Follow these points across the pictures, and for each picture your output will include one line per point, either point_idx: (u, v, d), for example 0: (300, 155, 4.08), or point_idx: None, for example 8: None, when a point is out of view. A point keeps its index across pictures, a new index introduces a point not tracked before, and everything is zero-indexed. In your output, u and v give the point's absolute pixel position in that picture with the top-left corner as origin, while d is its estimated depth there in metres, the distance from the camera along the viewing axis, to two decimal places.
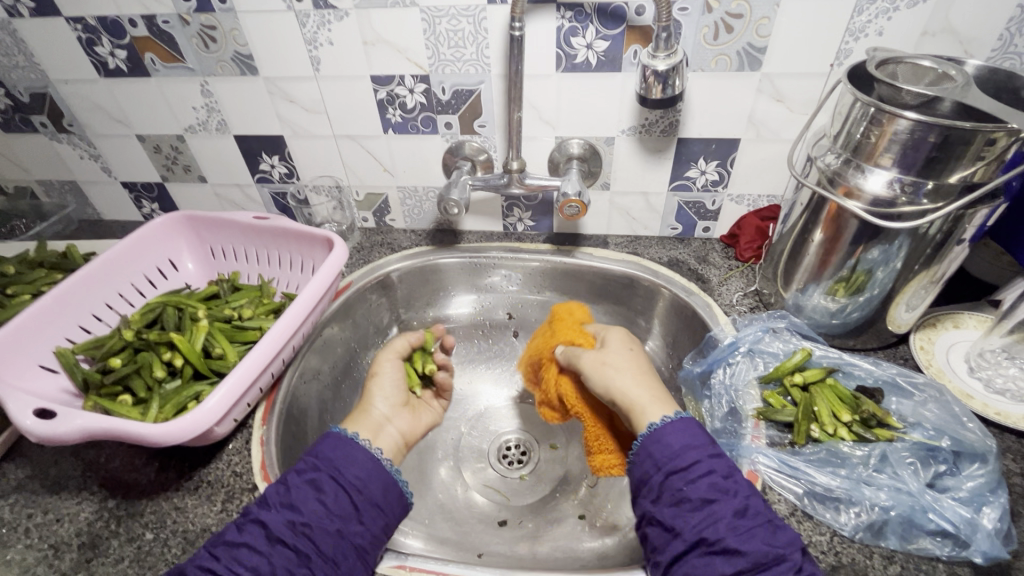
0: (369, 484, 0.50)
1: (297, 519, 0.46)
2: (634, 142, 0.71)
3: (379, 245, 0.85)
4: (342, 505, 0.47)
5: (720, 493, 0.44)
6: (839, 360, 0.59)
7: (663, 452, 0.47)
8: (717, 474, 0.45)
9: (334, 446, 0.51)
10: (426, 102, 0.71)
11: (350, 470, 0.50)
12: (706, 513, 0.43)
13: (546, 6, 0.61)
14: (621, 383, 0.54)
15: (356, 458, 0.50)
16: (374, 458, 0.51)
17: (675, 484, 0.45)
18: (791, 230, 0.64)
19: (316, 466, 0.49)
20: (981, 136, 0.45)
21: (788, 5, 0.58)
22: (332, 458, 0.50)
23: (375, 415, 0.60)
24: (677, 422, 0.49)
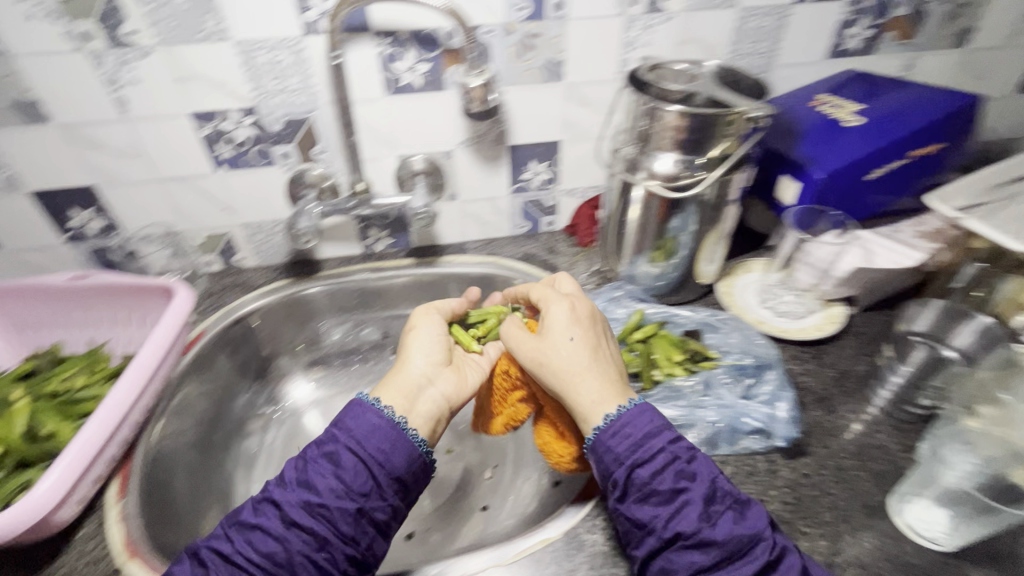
0: (393, 454, 0.49)
1: (312, 500, 0.46)
2: (471, 153, 0.77)
3: (230, 287, 0.81)
4: (359, 480, 0.47)
5: (689, 482, 0.45)
6: (667, 313, 0.71)
7: (623, 446, 0.47)
8: (682, 460, 0.46)
9: (358, 417, 0.50)
10: (258, 134, 0.70)
11: (375, 442, 0.48)
12: (678, 505, 0.44)
13: (362, 34, 0.64)
14: (563, 377, 0.51)
15: (376, 428, 0.49)
16: (393, 423, 0.50)
17: (642, 480, 0.46)
18: (612, 214, 0.74)
19: (337, 437, 0.49)
20: (722, 117, 0.59)
21: (573, 25, 0.68)
22: (357, 437, 0.49)
23: (415, 375, 0.56)
24: (633, 411, 0.48)
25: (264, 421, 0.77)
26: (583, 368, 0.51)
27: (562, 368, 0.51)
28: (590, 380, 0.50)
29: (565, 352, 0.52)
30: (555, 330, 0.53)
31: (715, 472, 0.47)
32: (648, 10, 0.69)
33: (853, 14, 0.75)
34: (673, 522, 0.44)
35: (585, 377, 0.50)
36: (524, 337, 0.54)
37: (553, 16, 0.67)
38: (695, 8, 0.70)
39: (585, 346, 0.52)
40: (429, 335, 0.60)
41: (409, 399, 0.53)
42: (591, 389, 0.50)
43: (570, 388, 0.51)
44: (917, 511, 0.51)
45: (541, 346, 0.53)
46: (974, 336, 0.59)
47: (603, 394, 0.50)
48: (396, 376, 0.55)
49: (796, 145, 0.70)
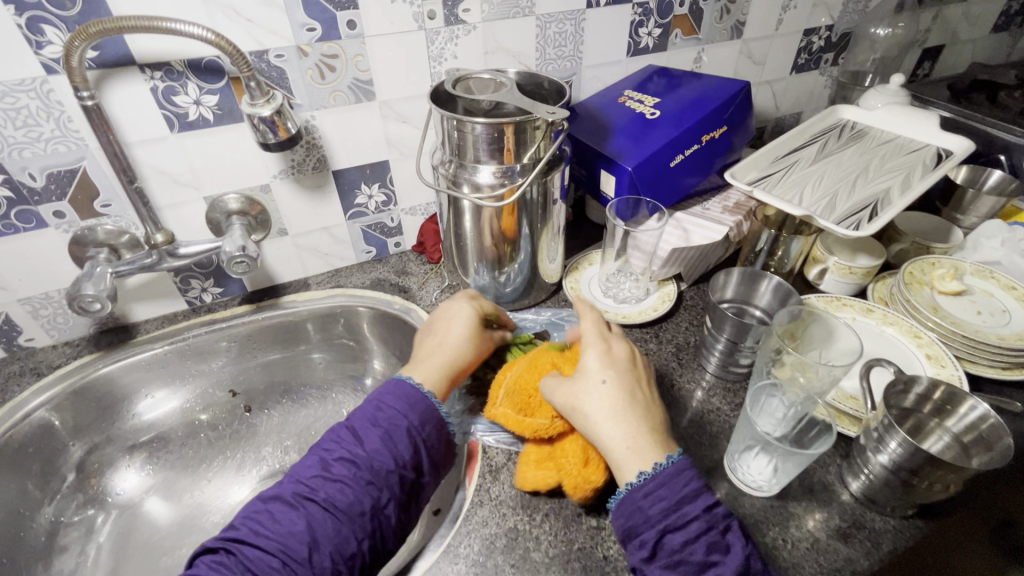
0: (425, 426, 0.53)
1: (372, 468, 0.49)
2: (291, 184, 0.72)
3: (17, 375, 0.68)
4: (410, 454, 0.51)
5: (719, 554, 0.43)
6: (514, 319, 0.73)
7: (655, 507, 0.44)
8: (713, 531, 0.44)
9: (399, 390, 0.54)
10: (15, 194, 0.59)
11: (413, 412, 0.53)
12: (707, 575, 0.42)
13: (125, 69, 0.57)
14: (597, 422, 0.49)
15: (416, 401, 0.53)
16: (426, 396, 0.54)
17: (672, 543, 0.43)
18: (448, 229, 0.72)
19: (390, 414, 0.52)
20: (527, 124, 0.60)
21: (372, 42, 0.66)
22: (399, 408, 0.53)
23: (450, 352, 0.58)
24: (665, 473, 0.46)
25: (86, 524, 0.65)
26: (614, 417, 0.49)
27: (608, 413, 0.49)
28: (627, 424, 0.48)
29: (595, 402, 0.49)
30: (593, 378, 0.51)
31: (749, 548, 0.44)
32: (448, 23, 0.69)
33: (641, 15, 0.81)
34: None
35: (609, 428, 0.48)
36: (556, 383, 0.52)
37: (349, 35, 0.64)
38: (494, 17, 0.71)
39: (620, 389, 0.51)
40: (473, 322, 0.60)
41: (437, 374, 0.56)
42: (619, 439, 0.48)
43: (599, 435, 0.48)
44: (746, 465, 0.55)
45: (572, 391, 0.51)
46: (772, 295, 0.66)
47: (629, 445, 0.47)
48: (438, 350, 0.58)
49: (608, 140, 0.74)
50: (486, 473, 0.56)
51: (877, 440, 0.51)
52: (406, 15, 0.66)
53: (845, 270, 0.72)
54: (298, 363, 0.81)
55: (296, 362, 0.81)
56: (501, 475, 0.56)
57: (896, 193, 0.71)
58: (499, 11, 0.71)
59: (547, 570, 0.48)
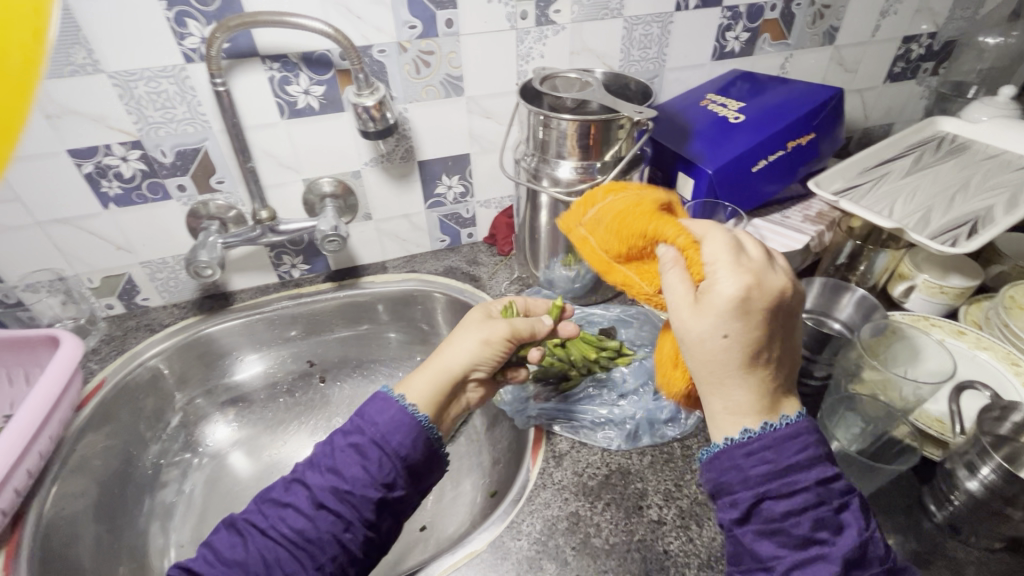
0: (413, 451, 0.47)
1: (343, 486, 0.45)
2: (380, 171, 0.77)
3: (134, 330, 0.76)
4: (386, 472, 0.46)
5: (827, 533, 0.37)
6: (582, 313, 0.73)
7: (759, 469, 0.38)
8: (825, 506, 0.37)
9: (383, 407, 0.48)
10: (148, 168, 0.67)
11: (396, 438, 0.47)
12: (808, 555, 0.36)
13: (250, 60, 0.63)
14: (705, 371, 0.41)
15: (402, 424, 0.47)
16: (416, 419, 0.48)
17: (770, 511, 0.37)
18: (524, 221, 0.75)
19: (362, 429, 0.48)
20: (612, 123, 0.61)
21: (467, 40, 0.70)
22: (377, 424, 0.47)
23: (451, 364, 0.54)
24: (780, 434, 0.38)
25: (182, 467, 0.72)
26: (729, 373, 0.40)
27: (730, 359, 0.39)
28: (747, 382, 0.40)
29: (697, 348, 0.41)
30: (733, 312, 0.39)
31: (869, 530, 0.38)
32: (538, 23, 0.71)
33: (730, 19, 0.80)
34: (797, 571, 0.36)
35: (723, 386, 0.40)
36: (682, 296, 0.41)
37: (446, 33, 0.68)
38: (583, 19, 0.73)
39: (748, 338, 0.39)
40: (487, 332, 0.55)
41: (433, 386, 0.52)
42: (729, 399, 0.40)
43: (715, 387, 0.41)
44: None
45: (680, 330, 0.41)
46: (855, 308, 0.64)
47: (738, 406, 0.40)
48: (437, 362, 0.53)
49: (688, 142, 0.74)
50: (549, 459, 0.58)
51: (966, 465, 0.48)
52: (500, 15, 0.69)
53: (934, 290, 0.68)
54: (371, 341, 0.86)
55: (369, 339, 0.86)
56: (564, 462, 0.58)
57: (999, 211, 0.67)
58: (589, 12, 0.73)
59: (607, 557, 0.50)
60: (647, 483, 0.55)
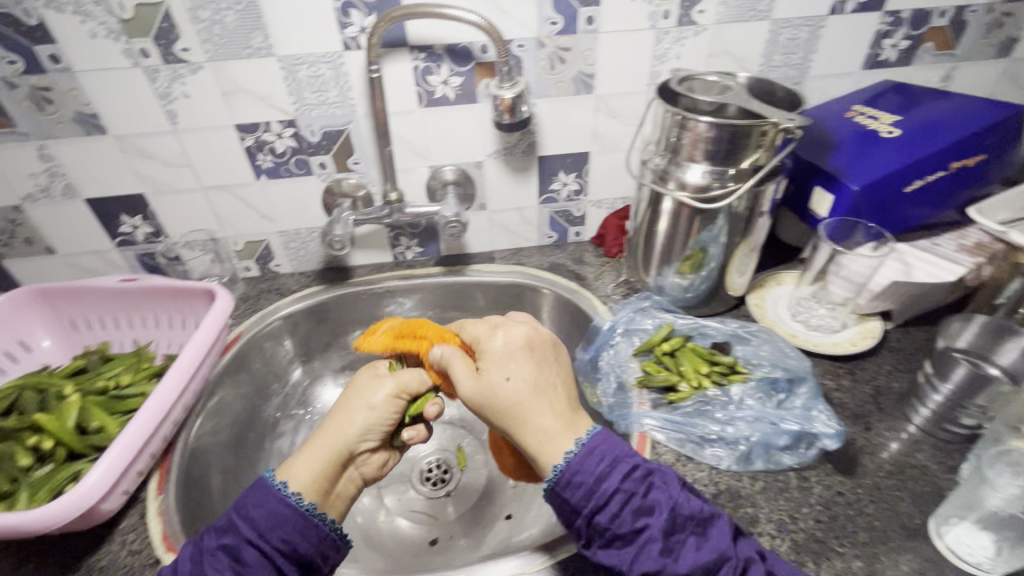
0: (303, 540, 0.48)
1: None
2: (501, 163, 0.79)
3: (266, 292, 0.83)
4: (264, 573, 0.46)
5: (647, 517, 0.45)
6: (694, 324, 0.69)
7: (577, 494, 0.46)
8: (636, 495, 0.45)
9: (261, 502, 0.48)
10: (297, 145, 0.73)
11: (284, 531, 0.47)
12: (638, 543, 0.44)
13: (400, 49, 0.66)
14: (521, 400, 0.49)
15: (286, 517, 0.48)
16: (300, 511, 0.49)
17: (601, 524, 0.45)
18: (641, 224, 0.74)
19: (236, 529, 0.47)
20: (756, 129, 0.58)
21: (604, 38, 0.69)
22: (256, 519, 0.47)
23: (347, 436, 0.54)
24: (601, 436, 0.48)
25: (296, 421, 0.78)
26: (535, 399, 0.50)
27: (530, 393, 0.50)
28: (546, 399, 0.50)
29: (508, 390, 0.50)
30: (536, 346, 0.54)
31: (675, 497, 0.46)
32: (680, 23, 0.69)
33: (890, 25, 0.74)
34: (641, 559, 0.44)
35: (533, 409, 0.49)
36: (464, 373, 0.53)
37: (585, 30, 0.68)
38: (728, 20, 0.70)
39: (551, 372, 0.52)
40: (372, 396, 0.56)
41: (331, 466, 0.52)
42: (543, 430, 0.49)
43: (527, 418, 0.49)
44: (960, 535, 0.49)
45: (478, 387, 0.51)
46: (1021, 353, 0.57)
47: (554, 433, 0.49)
48: (323, 441, 0.53)
49: (830, 156, 0.69)
50: None
51: None
52: (642, 14, 0.68)
53: None
54: None
55: None
56: None
57: None
58: (735, 13, 0.70)
59: None
60: (759, 509, 0.52)
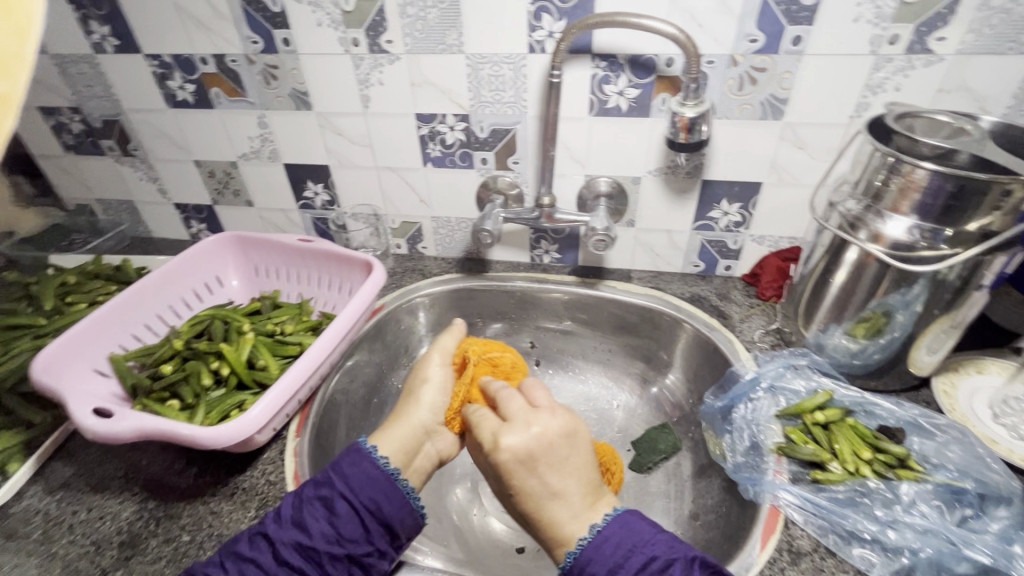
0: (387, 502, 0.52)
1: (307, 542, 0.47)
2: (660, 182, 0.75)
3: (410, 271, 0.89)
4: (352, 529, 0.49)
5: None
6: (861, 399, 0.61)
7: (605, 556, 0.45)
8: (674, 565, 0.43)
9: (353, 463, 0.53)
10: (466, 139, 0.76)
11: (367, 490, 0.51)
12: None
13: (582, 56, 0.66)
14: (547, 490, 0.49)
15: (372, 478, 0.52)
16: (387, 475, 0.53)
17: None
18: (812, 271, 0.66)
19: (333, 483, 0.51)
20: (997, 187, 0.48)
21: (809, 61, 0.62)
22: (348, 475, 0.52)
23: (416, 428, 0.60)
24: (620, 519, 0.47)
25: None
26: (565, 471, 0.50)
27: (559, 482, 0.49)
28: (569, 479, 0.50)
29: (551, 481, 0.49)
30: (554, 444, 0.50)
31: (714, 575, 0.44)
32: (909, 51, 0.60)
33: None
34: None
35: (564, 497, 0.49)
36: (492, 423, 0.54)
37: (788, 51, 0.62)
38: (975, 50, 0.58)
39: (580, 450, 0.52)
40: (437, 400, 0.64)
41: (405, 454, 0.58)
42: (566, 510, 0.49)
43: (545, 507, 0.49)
44: None
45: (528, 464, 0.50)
46: None
47: (575, 512, 0.49)
48: (403, 427, 0.60)
49: None
50: (783, 551, 0.50)
51: None
52: (862, 37, 0.60)
53: None
54: (594, 343, 0.86)
55: (592, 341, 0.86)
56: (801, 563, 0.49)
57: None
58: (986, 43, 0.58)
59: None
60: None
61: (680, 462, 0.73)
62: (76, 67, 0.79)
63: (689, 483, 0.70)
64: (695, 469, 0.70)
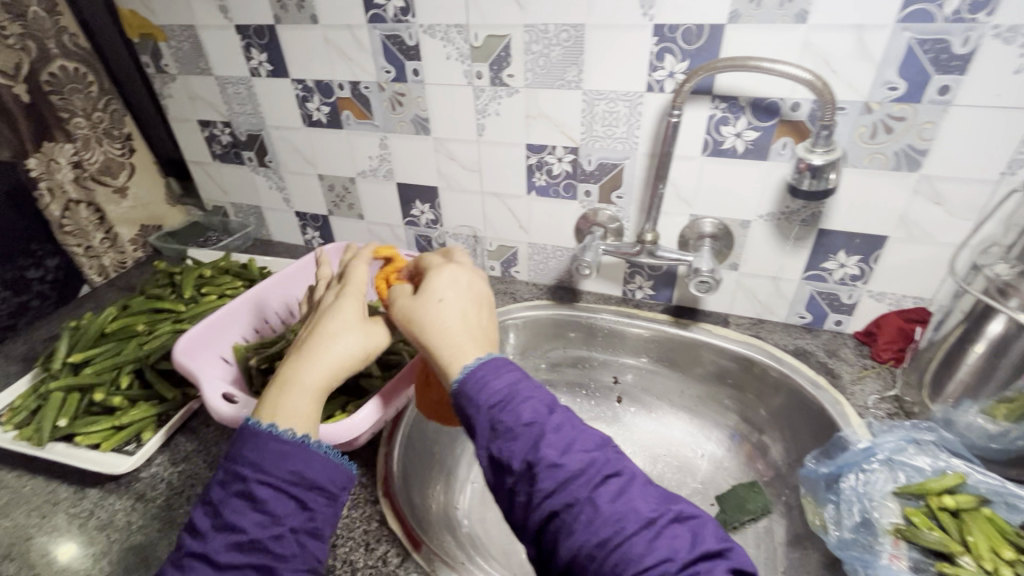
0: (308, 470, 0.44)
1: (244, 536, 0.42)
2: (771, 228, 0.72)
3: (502, 293, 0.91)
4: (285, 505, 0.43)
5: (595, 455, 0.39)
6: (1000, 488, 0.54)
7: (486, 399, 0.42)
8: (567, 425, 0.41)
9: (259, 445, 0.44)
10: (572, 171, 0.78)
11: (284, 465, 0.43)
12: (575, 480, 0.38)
13: (702, 97, 0.65)
14: (470, 336, 0.47)
15: (282, 452, 0.44)
16: (297, 444, 0.44)
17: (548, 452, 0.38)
18: (945, 339, 0.61)
19: (245, 473, 0.43)
20: None
21: (956, 113, 0.58)
22: (257, 460, 0.43)
23: None
24: (491, 364, 0.44)
25: None
26: (459, 326, 0.48)
27: (454, 317, 0.48)
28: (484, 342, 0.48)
29: (440, 312, 0.48)
30: (479, 294, 0.51)
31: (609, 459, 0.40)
32: None
33: None
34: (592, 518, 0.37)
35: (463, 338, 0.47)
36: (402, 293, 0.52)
37: (933, 100, 0.58)
38: None
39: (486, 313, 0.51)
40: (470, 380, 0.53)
41: None
42: (451, 340, 0.47)
43: (453, 347, 0.46)
44: None
45: (422, 302, 0.49)
46: None
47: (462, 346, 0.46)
48: None
49: None
50: None
51: None
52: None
53: None
54: (682, 387, 0.83)
55: (681, 384, 0.83)
56: None
57: None
58: None
59: None
60: None
61: (771, 526, 0.68)
62: (233, 87, 0.90)
63: (781, 551, 0.65)
64: (789, 537, 0.65)
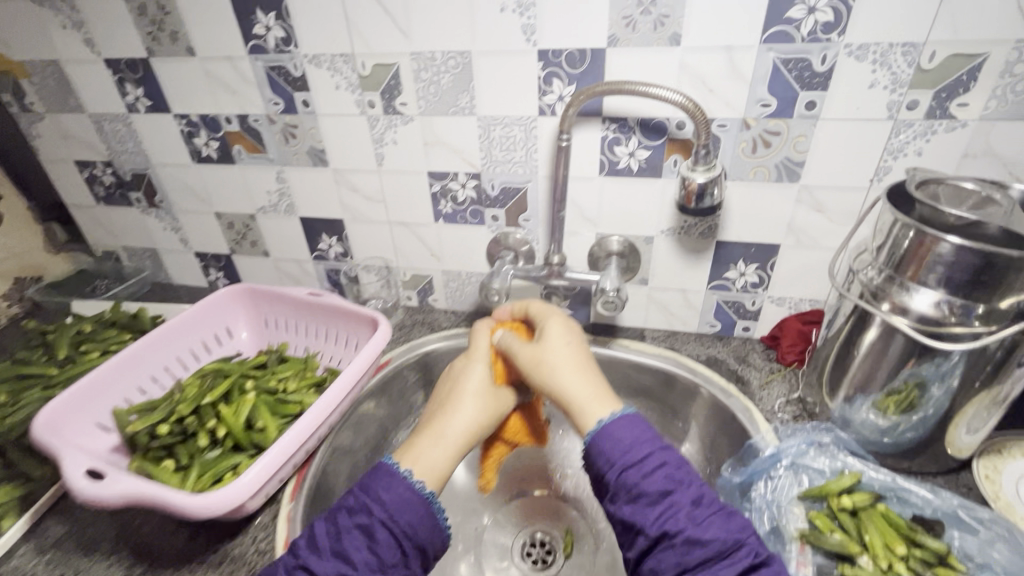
0: (419, 526, 0.45)
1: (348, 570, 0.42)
2: (673, 242, 0.73)
3: (420, 324, 0.89)
4: (391, 551, 0.43)
5: (676, 484, 0.43)
6: (892, 484, 0.56)
7: (616, 449, 0.45)
8: (670, 465, 0.44)
9: (388, 487, 0.46)
10: (477, 196, 0.77)
11: (405, 516, 0.45)
12: (665, 505, 0.42)
13: (592, 119, 0.66)
14: (559, 372, 0.52)
15: (410, 502, 0.45)
16: (422, 499, 0.46)
17: (630, 480, 0.43)
18: (835, 337, 0.63)
19: (368, 509, 0.45)
20: None
21: (825, 125, 0.61)
22: (384, 500, 0.45)
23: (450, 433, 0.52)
24: (623, 419, 0.47)
25: None
26: (565, 368, 0.52)
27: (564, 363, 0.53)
28: (593, 378, 0.52)
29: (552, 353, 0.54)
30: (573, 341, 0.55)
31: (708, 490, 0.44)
32: (929, 116, 0.58)
33: None
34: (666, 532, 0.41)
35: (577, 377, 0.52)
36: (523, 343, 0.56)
37: (802, 115, 0.61)
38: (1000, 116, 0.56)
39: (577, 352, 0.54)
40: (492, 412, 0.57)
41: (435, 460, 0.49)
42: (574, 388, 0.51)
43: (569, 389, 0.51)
44: None
45: (538, 349, 0.54)
46: None
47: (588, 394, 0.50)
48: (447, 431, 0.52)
49: None
50: None
51: None
52: (879, 103, 0.58)
53: None
54: None
55: None
56: None
57: None
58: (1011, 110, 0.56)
59: None
60: None
61: None
62: (111, 125, 0.84)
63: None
64: None
